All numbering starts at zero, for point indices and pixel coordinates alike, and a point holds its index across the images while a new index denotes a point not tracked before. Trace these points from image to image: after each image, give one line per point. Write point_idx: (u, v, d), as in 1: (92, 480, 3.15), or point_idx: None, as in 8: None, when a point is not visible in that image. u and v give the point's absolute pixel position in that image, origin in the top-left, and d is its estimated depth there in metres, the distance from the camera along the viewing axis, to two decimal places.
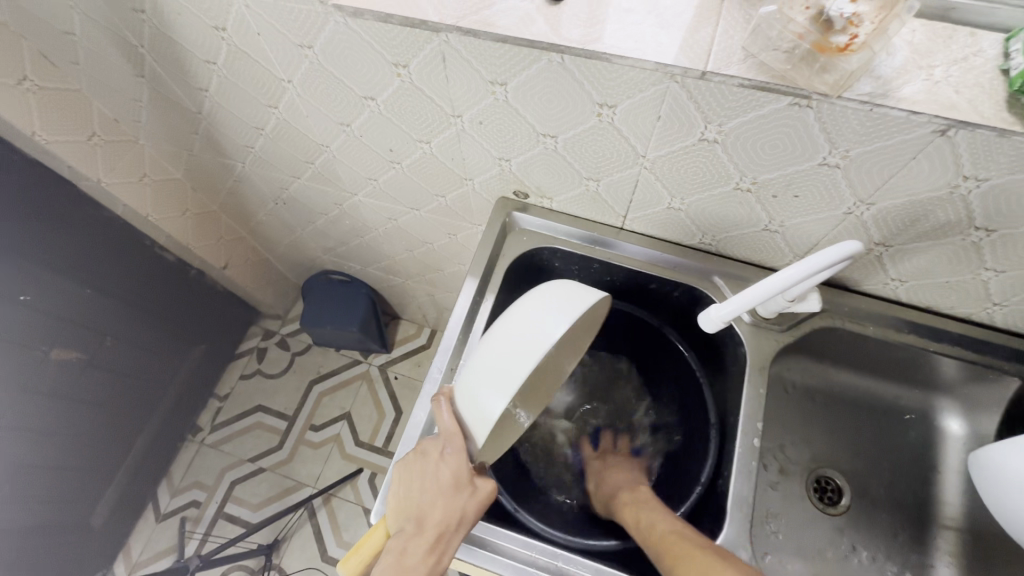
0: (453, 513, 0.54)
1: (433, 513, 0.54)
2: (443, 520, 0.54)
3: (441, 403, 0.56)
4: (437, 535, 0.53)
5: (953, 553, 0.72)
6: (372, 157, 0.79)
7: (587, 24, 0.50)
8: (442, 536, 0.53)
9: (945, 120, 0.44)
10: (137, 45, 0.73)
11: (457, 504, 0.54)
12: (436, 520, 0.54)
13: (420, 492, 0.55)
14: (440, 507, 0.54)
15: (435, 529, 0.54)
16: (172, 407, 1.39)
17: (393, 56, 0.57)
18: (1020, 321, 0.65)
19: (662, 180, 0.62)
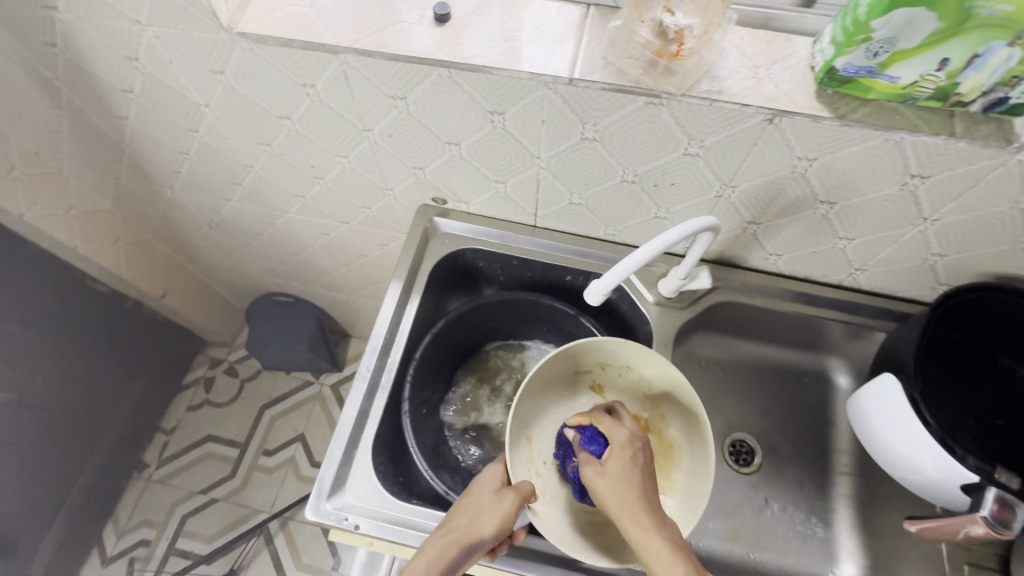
0: (479, 517, 0.58)
1: (462, 519, 0.58)
2: (472, 522, 0.58)
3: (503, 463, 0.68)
4: (459, 534, 0.57)
5: (850, 495, 0.78)
6: (297, 174, 0.83)
7: (494, 50, 0.57)
8: (465, 535, 0.57)
9: (769, 110, 0.53)
10: (52, 78, 0.75)
11: (487, 511, 0.59)
12: (463, 523, 0.58)
13: (459, 506, 0.60)
14: (472, 513, 0.59)
15: (461, 530, 0.57)
16: (115, 444, 1.36)
17: (300, 77, 0.62)
18: (878, 282, 0.75)
19: (559, 178, 0.69)
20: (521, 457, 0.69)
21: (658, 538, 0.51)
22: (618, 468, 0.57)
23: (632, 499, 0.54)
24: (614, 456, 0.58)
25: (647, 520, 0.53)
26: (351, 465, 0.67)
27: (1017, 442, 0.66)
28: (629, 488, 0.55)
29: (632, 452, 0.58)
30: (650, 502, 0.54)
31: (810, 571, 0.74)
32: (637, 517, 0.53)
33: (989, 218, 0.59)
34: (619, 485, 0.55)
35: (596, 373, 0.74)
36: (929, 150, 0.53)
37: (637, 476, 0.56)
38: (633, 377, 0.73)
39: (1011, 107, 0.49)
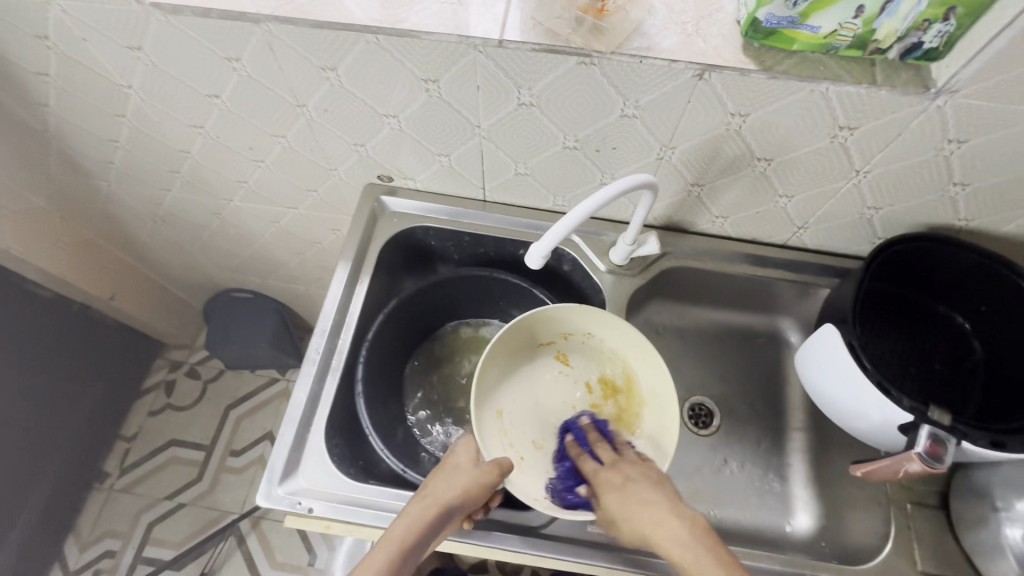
0: (455, 483, 0.60)
1: (437, 485, 0.60)
2: (448, 488, 0.59)
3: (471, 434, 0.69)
4: (436, 499, 0.58)
5: (804, 448, 0.80)
6: (235, 158, 0.80)
7: (416, 26, 0.57)
8: (441, 499, 0.58)
9: (698, 65, 0.53)
10: None
11: (461, 476, 0.61)
12: (438, 489, 0.59)
13: (434, 476, 0.62)
14: (448, 481, 0.60)
15: (437, 496, 0.58)
16: (70, 454, 1.30)
17: (223, 50, 0.60)
18: (821, 239, 0.77)
19: (501, 148, 0.69)
20: (492, 431, 0.68)
21: (679, 540, 0.51)
22: (621, 498, 0.57)
23: (646, 522, 0.54)
24: (610, 492, 0.58)
25: (665, 528, 0.52)
26: (304, 449, 0.66)
27: (953, 384, 0.69)
28: (637, 513, 0.55)
29: (623, 474, 0.59)
30: (665, 506, 0.54)
31: (769, 525, 0.75)
32: (654, 530, 0.53)
33: (917, 167, 0.61)
34: (629, 516, 0.55)
35: (559, 342, 0.74)
36: (853, 100, 0.54)
37: (637, 493, 0.56)
38: (596, 343, 0.73)
39: (926, 52, 0.52)
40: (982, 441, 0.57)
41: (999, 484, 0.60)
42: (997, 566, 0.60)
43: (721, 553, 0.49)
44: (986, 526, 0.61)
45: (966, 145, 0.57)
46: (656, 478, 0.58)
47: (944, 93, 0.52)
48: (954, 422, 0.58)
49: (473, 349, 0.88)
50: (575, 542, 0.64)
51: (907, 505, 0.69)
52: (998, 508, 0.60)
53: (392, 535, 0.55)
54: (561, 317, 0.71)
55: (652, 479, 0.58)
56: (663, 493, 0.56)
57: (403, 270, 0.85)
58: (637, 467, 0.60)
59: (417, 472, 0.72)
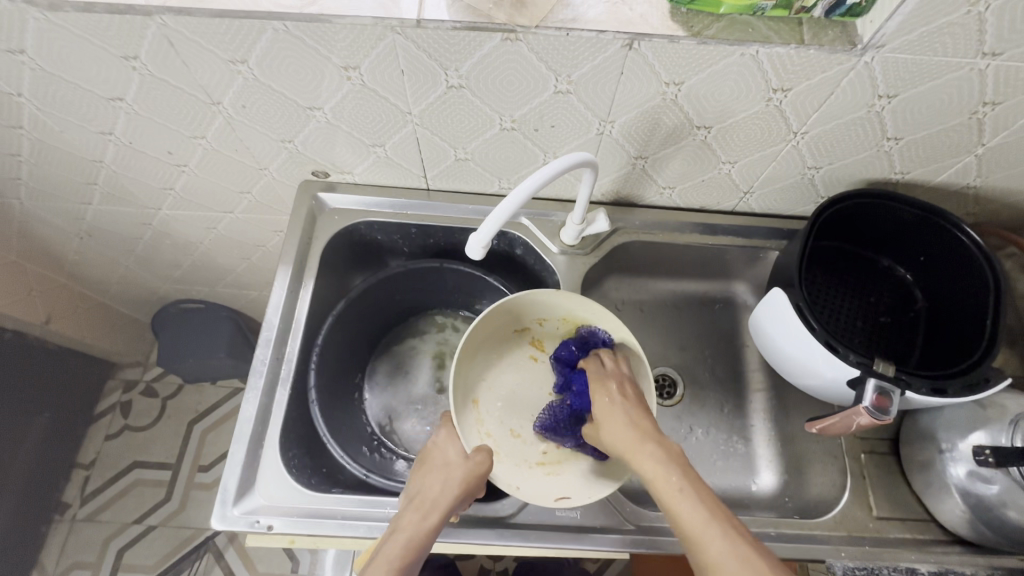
0: (450, 484, 0.57)
1: (432, 489, 0.57)
2: (444, 491, 0.57)
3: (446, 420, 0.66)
4: (434, 507, 0.55)
5: (765, 409, 0.81)
6: (155, 164, 0.75)
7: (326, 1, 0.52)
8: (441, 507, 0.55)
9: (626, 34, 0.51)
10: None
11: (456, 475, 0.58)
12: (434, 494, 0.56)
13: (425, 476, 0.59)
14: (442, 482, 0.57)
15: (433, 502, 0.56)
16: (23, 490, 1.22)
17: (116, 48, 0.55)
18: (767, 202, 0.77)
19: (437, 134, 0.66)
20: (469, 421, 0.66)
21: (651, 458, 0.53)
22: (606, 412, 0.59)
23: (622, 436, 0.57)
24: (600, 401, 0.61)
25: (639, 444, 0.55)
26: (259, 464, 0.64)
27: (897, 333, 0.71)
28: (617, 422, 0.58)
29: (611, 392, 0.61)
30: (637, 429, 0.56)
31: (735, 486, 0.77)
32: (631, 443, 0.55)
33: (851, 124, 0.61)
34: (610, 428, 0.58)
35: (534, 328, 0.72)
36: (784, 61, 0.53)
37: (619, 413, 0.58)
38: (571, 329, 0.71)
39: (850, 8, 0.51)
40: (924, 389, 0.59)
41: (942, 426, 0.63)
42: (944, 504, 0.63)
43: (691, 478, 0.51)
44: (933, 468, 0.63)
45: (896, 100, 0.57)
46: (634, 397, 0.60)
47: (870, 49, 0.52)
48: (897, 373, 0.59)
49: (432, 342, 0.86)
50: (547, 527, 0.64)
51: (861, 455, 0.71)
52: (942, 449, 0.62)
53: (390, 551, 0.53)
54: (535, 303, 0.68)
55: (636, 399, 0.60)
56: (643, 416, 0.58)
57: (352, 266, 0.82)
58: (623, 387, 0.61)
59: (380, 474, 0.70)
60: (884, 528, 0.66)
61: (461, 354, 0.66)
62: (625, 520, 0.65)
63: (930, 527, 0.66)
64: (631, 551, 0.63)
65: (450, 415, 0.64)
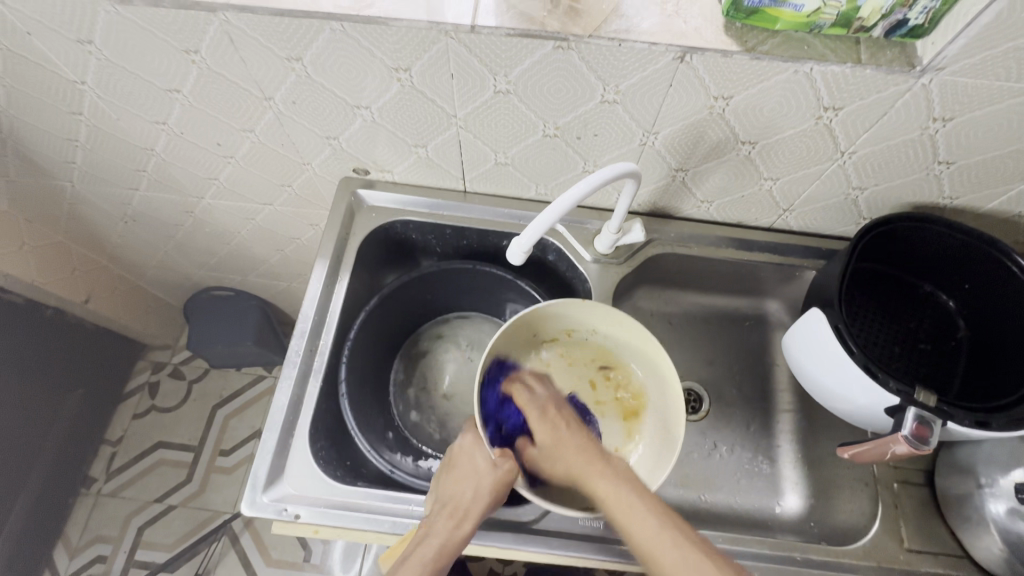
0: (481, 492, 0.56)
1: (465, 496, 0.56)
2: (477, 498, 0.56)
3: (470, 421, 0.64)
4: (466, 515, 0.55)
5: (792, 430, 0.80)
6: (203, 154, 0.77)
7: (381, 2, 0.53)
8: (473, 516, 0.55)
9: (679, 47, 0.51)
10: None
11: (488, 482, 0.57)
12: (466, 501, 0.56)
13: (455, 482, 0.58)
14: (474, 489, 0.57)
15: (466, 509, 0.56)
16: (54, 461, 1.26)
17: (179, 42, 0.57)
18: (807, 221, 0.76)
19: (479, 137, 0.66)
20: None
21: (604, 479, 0.52)
22: (553, 442, 0.57)
23: (574, 460, 0.55)
24: (546, 429, 0.59)
25: (589, 465, 0.53)
26: (288, 454, 0.65)
27: (938, 361, 0.69)
28: (568, 447, 0.56)
29: (556, 423, 0.59)
30: (588, 449, 0.55)
31: (759, 506, 0.75)
32: (580, 465, 0.54)
33: (901, 146, 0.60)
34: (557, 455, 0.56)
35: (562, 338, 0.72)
36: (838, 79, 0.53)
37: (570, 438, 0.57)
38: (599, 339, 0.71)
39: (911, 29, 0.51)
40: (967, 421, 0.57)
41: (982, 461, 0.61)
42: (980, 540, 0.61)
43: (643, 493, 0.50)
44: (970, 502, 0.61)
45: (951, 123, 0.56)
46: (578, 423, 0.59)
47: (929, 71, 0.51)
48: (939, 403, 0.58)
49: (458, 342, 0.87)
50: (569, 535, 0.64)
51: (894, 485, 0.69)
52: (981, 484, 0.60)
53: (424, 556, 0.52)
54: (563, 312, 0.68)
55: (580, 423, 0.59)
56: (590, 438, 0.57)
57: (385, 263, 0.84)
58: (564, 414, 0.60)
59: (403, 470, 0.70)
60: (914, 561, 0.64)
61: (488, 359, 0.66)
62: None
63: (963, 564, 0.64)
64: None
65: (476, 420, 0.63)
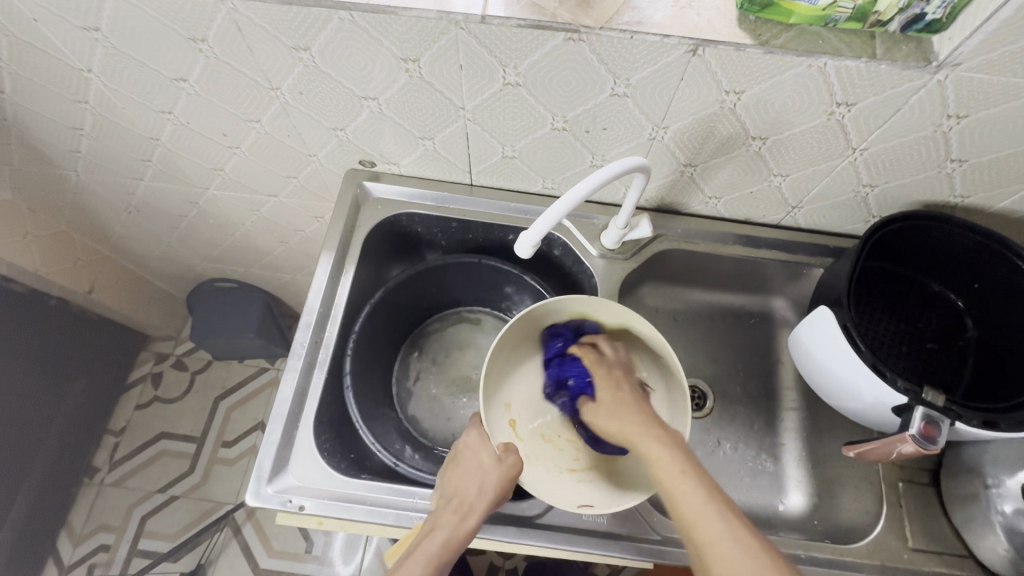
0: (486, 488, 0.56)
1: (469, 492, 0.56)
2: (481, 494, 0.56)
3: (477, 417, 0.64)
4: (471, 510, 0.55)
5: (797, 428, 0.80)
6: (209, 144, 0.77)
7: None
8: (478, 512, 0.55)
9: (691, 40, 0.51)
10: None
11: (493, 479, 0.57)
12: (471, 497, 0.56)
13: (459, 477, 0.58)
14: (479, 485, 0.57)
15: (470, 504, 0.56)
16: (58, 450, 1.27)
17: (187, 30, 0.57)
18: (815, 218, 0.75)
19: (487, 130, 0.66)
20: (499, 421, 0.66)
21: (655, 441, 0.51)
22: (611, 402, 0.58)
23: (632, 423, 0.54)
24: (605, 388, 0.60)
25: (644, 429, 0.53)
26: (292, 445, 0.65)
27: (945, 361, 0.69)
28: (627, 412, 0.56)
29: (619, 385, 0.60)
30: (647, 416, 0.54)
31: (763, 504, 0.75)
32: (635, 427, 0.53)
33: (914, 143, 0.59)
34: (617, 415, 0.56)
35: None
36: (851, 75, 0.52)
37: (630, 405, 0.57)
38: None
39: (928, 24, 0.50)
40: (975, 421, 0.57)
41: (988, 461, 0.61)
42: (985, 540, 0.61)
43: (692, 461, 0.49)
44: (976, 502, 0.61)
45: (965, 120, 0.55)
46: (642, 393, 0.59)
47: (945, 67, 0.50)
48: (947, 403, 0.58)
49: (463, 337, 0.87)
50: (573, 531, 0.64)
51: (899, 484, 0.69)
52: (987, 485, 0.60)
53: (429, 550, 0.52)
54: (571, 309, 0.67)
55: (642, 393, 0.59)
56: (649, 409, 0.56)
57: (390, 256, 0.83)
58: (628, 379, 0.61)
59: (408, 463, 0.70)
60: (918, 560, 0.64)
61: (493, 354, 0.66)
62: (653, 530, 0.64)
63: (968, 564, 0.64)
64: (654, 561, 0.63)
65: (480, 415, 0.63)
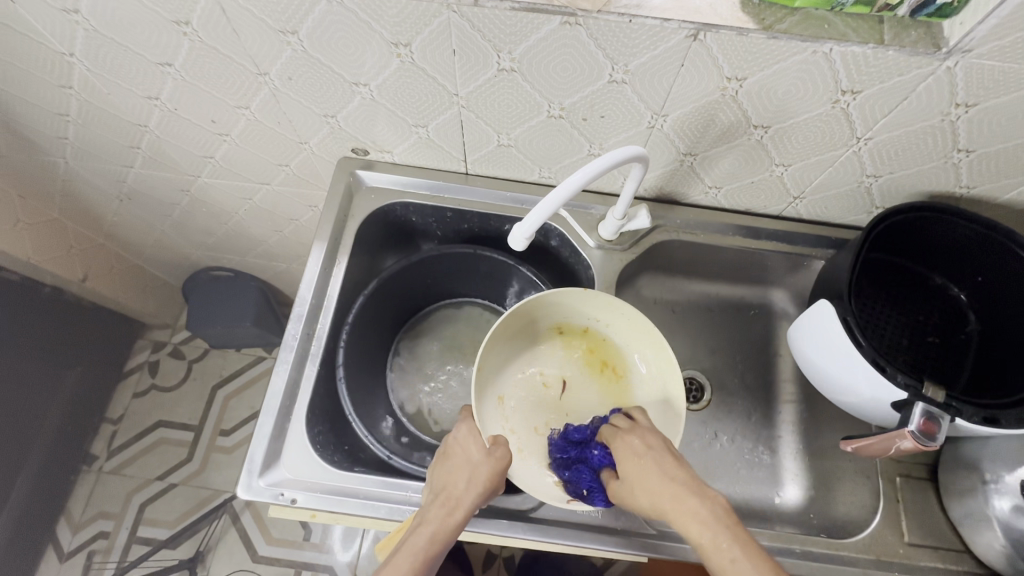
0: (474, 482, 0.56)
1: (457, 485, 0.56)
2: (468, 490, 0.55)
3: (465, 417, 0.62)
4: (460, 503, 0.55)
5: (794, 421, 0.79)
6: (199, 132, 0.75)
7: None
8: (463, 507, 0.54)
9: (692, 24, 0.49)
10: None
11: (481, 475, 0.56)
12: (460, 490, 0.55)
13: (448, 470, 0.58)
14: (467, 479, 0.56)
15: (459, 497, 0.55)
16: (55, 438, 1.27)
17: (169, 13, 0.55)
18: (818, 209, 0.74)
19: (482, 117, 0.64)
20: (494, 415, 0.66)
21: (696, 518, 0.48)
22: (635, 473, 0.54)
23: (662, 492, 0.51)
24: (628, 461, 0.55)
25: (683, 500, 0.49)
26: (285, 438, 0.64)
27: (945, 356, 0.68)
28: (654, 481, 0.52)
29: (640, 452, 0.55)
30: (679, 484, 0.51)
31: (759, 497, 0.75)
32: (672, 501, 0.50)
33: (920, 133, 0.57)
34: (645, 487, 0.52)
35: (560, 325, 0.70)
36: (858, 61, 0.50)
37: (652, 470, 0.53)
38: (599, 326, 0.69)
39: (939, 8, 0.48)
40: (975, 417, 0.56)
41: (987, 457, 0.60)
42: (983, 536, 0.60)
43: (739, 536, 0.46)
44: (973, 497, 0.61)
45: (974, 109, 0.54)
46: (666, 450, 0.55)
47: (955, 53, 0.48)
48: (948, 399, 0.57)
49: (459, 327, 0.86)
50: (567, 525, 0.63)
51: (896, 479, 0.68)
52: (986, 480, 0.59)
53: (414, 544, 0.52)
54: (563, 299, 0.66)
55: (668, 450, 0.54)
56: (676, 468, 0.52)
57: (385, 247, 0.82)
58: (651, 440, 0.56)
59: (402, 456, 0.69)
60: (914, 555, 0.64)
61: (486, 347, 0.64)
62: (647, 524, 0.64)
63: (964, 559, 0.64)
64: (650, 555, 0.63)
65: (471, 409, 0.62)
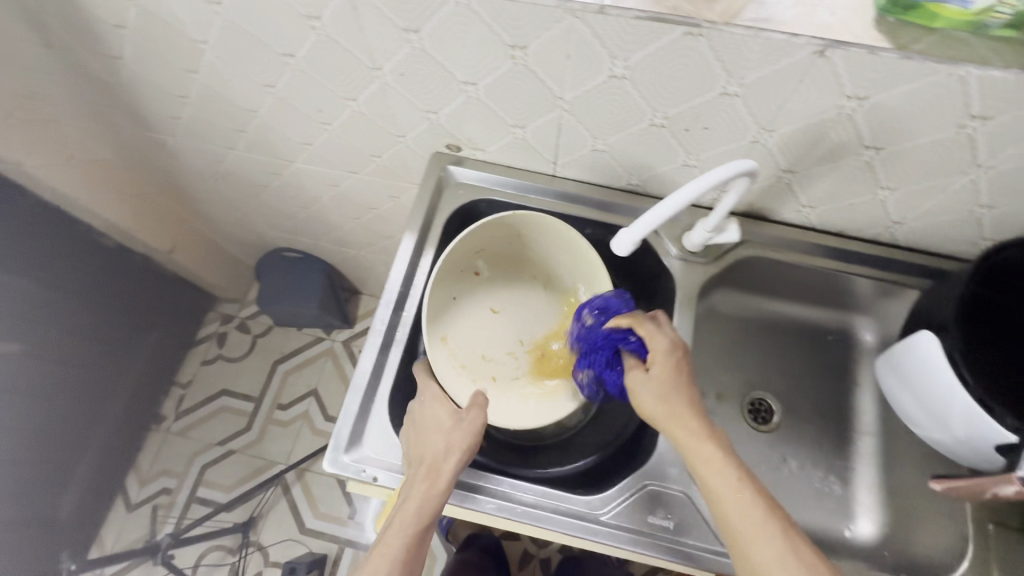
0: (451, 449, 0.59)
1: (434, 452, 0.59)
2: (446, 456, 0.59)
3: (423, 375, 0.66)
4: (441, 471, 0.59)
5: (870, 454, 0.76)
6: (304, 120, 0.79)
7: None
8: (447, 471, 0.58)
9: (822, 40, 0.48)
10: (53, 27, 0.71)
11: (457, 436, 0.60)
12: (437, 458, 0.59)
13: (423, 438, 0.61)
14: (441, 447, 0.59)
15: (437, 465, 0.59)
16: (133, 396, 1.36)
17: (304, 7, 0.58)
18: (918, 237, 0.71)
19: (582, 121, 0.65)
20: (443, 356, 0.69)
21: (705, 448, 0.55)
22: (655, 384, 0.59)
23: (675, 413, 0.57)
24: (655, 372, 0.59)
25: (692, 427, 0.56)
26: (367, 418, 0.67)
27: None
28: (667, 400, 0.58)
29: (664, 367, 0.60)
30: (690, 411, 0.57)
31: (828, 528, 0.73)
32: (682, 422, 0.56)
33: None
34: (664, 399, 0.58)
35: (484, 255, 0.74)
36: (996, 86, 0.48)
37: (674, 387, 0.59)
38: (536, 250, 0.74)
39: None
40: None
41: None
42: None
43: (739, 467, 0.54)
44: None
45: None
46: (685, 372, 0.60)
47: None
48: None
49: None
50: (637, 535, 0.63)
51: (986, 525, 0.65)
52: None
53: (408, 512, 0.56)
54: (502, 226, 0.70)
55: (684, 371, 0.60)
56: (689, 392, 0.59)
57: None
58: (677, 358, 0.60)
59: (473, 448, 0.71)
60: None
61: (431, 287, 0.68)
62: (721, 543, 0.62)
63: None
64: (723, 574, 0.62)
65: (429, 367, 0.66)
